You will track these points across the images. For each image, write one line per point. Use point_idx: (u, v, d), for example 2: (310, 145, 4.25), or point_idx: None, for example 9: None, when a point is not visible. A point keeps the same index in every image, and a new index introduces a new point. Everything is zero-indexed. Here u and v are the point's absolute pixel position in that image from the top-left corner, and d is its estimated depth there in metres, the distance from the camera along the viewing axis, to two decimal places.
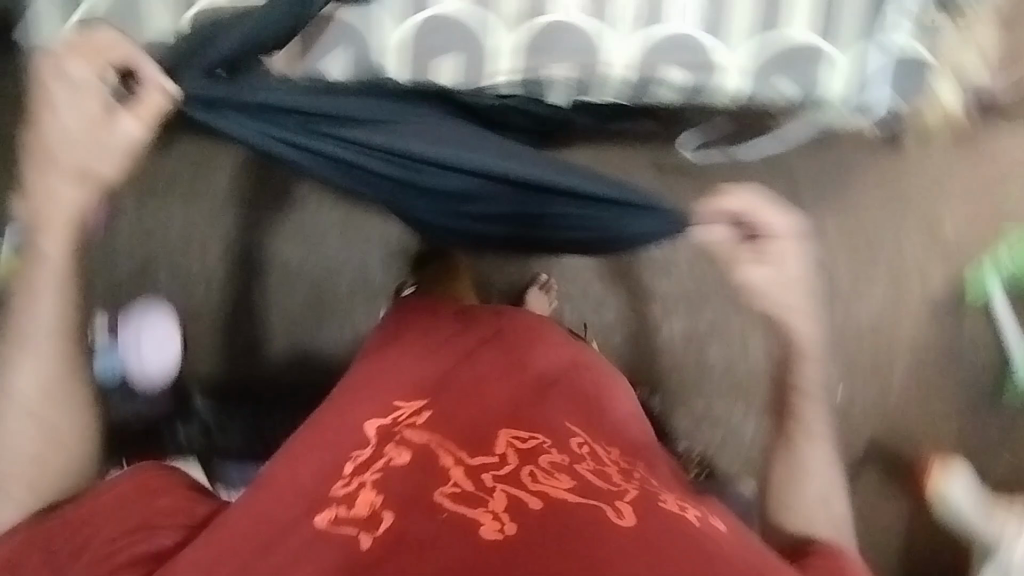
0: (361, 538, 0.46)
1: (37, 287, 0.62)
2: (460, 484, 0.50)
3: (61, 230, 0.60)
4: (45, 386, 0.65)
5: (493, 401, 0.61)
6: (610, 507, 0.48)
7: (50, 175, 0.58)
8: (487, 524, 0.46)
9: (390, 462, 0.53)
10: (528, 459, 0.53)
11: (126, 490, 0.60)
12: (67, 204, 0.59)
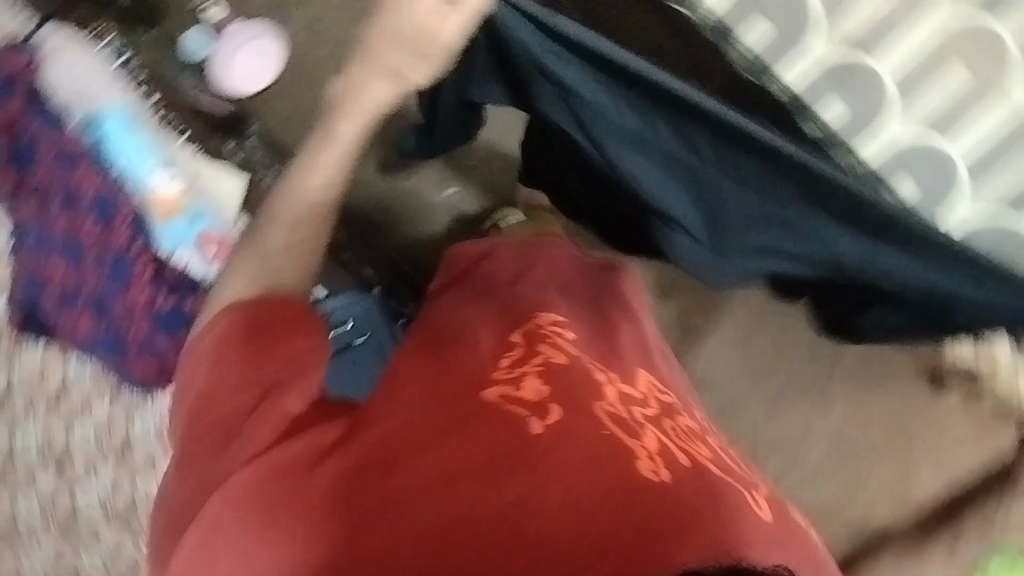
0: (532, 421, 0.46)
1: (330, 140, 0.61)
2: (616, 408, 0.51)
3: (362, 118, 0.61)
4: (289, 238, 0.61)
5: (625, 347, 0.66)
6: (751, 494, 0.49)
7: (369, 71, 0.59)
8: (643, 460, 0.45)
9: (548, 360, 0.55)
10: (667, 411, 0.56)
11: (263, 317, 0.54)
12: (376, 101, 0.60)
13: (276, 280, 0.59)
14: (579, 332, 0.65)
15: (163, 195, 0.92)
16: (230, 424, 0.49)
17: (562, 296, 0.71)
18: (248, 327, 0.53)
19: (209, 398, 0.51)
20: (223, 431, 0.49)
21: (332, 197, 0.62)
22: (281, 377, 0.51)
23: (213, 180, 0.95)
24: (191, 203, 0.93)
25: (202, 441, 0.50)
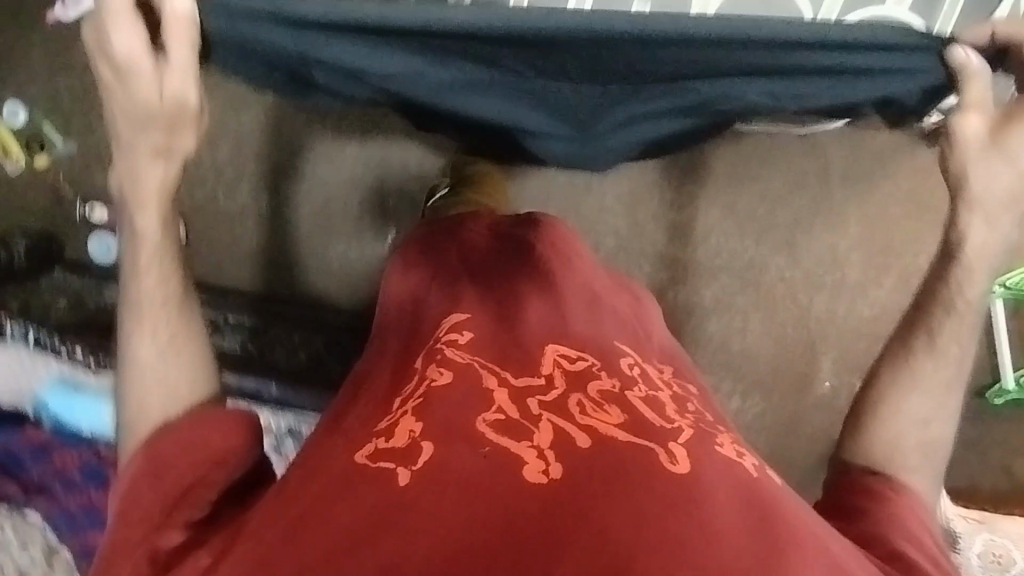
0: (400, 472, 0.47)
1: (140, 264, 0.65)
2: (505, 411, 0.52)
3: (153, 206, 0.64)
4: (160, 350, 0.66)
5: (535, 321, 0.65)
6: (662, 450, 0.50)
7: (135, 160, 0.62)
8: (531, 462, 0.47)
9: (433, 384, 0.57)
10: (575, 383, 0.56)
11: (180, 433, 0.60)
12: (154, 180, 0.63)
13: (164, 382, 0.65)
14: (485, 324, 0.65)
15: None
16: (152, 505, 0.56)
17: (470, 287, 0.71)
18: (163, 437, 0.60)
19: (131, 498, 0.57)
20: (141, 524, 0.56)
21: (175, 292, 0.67)
22: (203, 467, 0.59)
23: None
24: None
25: (120, 542, 0.55)
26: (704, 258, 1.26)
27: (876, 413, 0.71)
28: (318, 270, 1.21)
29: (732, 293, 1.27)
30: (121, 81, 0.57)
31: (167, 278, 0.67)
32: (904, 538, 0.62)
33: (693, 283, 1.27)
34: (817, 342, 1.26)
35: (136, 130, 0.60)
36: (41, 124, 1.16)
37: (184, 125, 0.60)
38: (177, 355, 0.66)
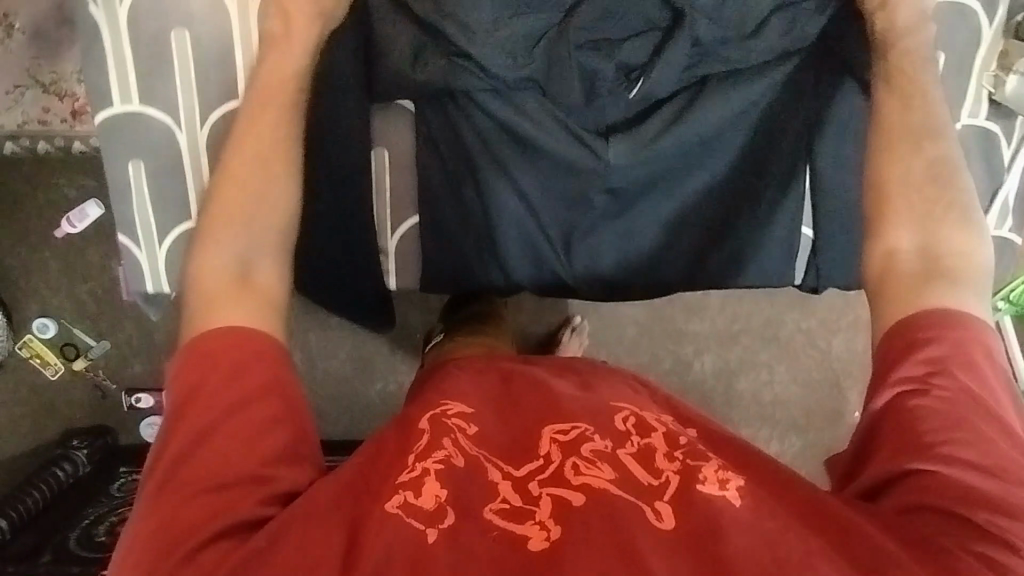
0: (428, 532, 0.48)
1: (218, 236, 0.62)
2: (510, 499, 0.51)
3: (279, 115, 0.70)
4: (231, 256, 0.61)
5: (535, 395, 0.62)
6: (649, 509, 0.50)
7: (272, 97, 0.71)
8: (535, 536, 0.48)
9: (450, 458, 0.53)
10: (571, 450, 0.54)
11: (251, 405, 0.54)
12: (272, 125, 0.69)
13: (242, 260, 0.61)
14: (481, 405, 0.60)
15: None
16: (200, 469, 0.52)
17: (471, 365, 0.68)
18: (231, 377, 0.55)
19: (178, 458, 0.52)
20: (188, 484, 0.51)
21: (274, 141, 0.68)
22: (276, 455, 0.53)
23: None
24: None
25: (158, 512, 0.50)
26: (713, 321, 1.27)
27: (921, 211, 0.63)
28: (338, 407, 1.23)
29: (755, 351, 1.27)
30: (287, 38, 0.76)
31: (257, 167, 0.66)
32: (958, 370, 0.55)
33: (707, 346, 1.27)
34: (841, 377, 1.27)
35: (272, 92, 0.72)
36: (71, 330, 1.26)
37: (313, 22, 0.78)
38: (283, 212, 0.66)
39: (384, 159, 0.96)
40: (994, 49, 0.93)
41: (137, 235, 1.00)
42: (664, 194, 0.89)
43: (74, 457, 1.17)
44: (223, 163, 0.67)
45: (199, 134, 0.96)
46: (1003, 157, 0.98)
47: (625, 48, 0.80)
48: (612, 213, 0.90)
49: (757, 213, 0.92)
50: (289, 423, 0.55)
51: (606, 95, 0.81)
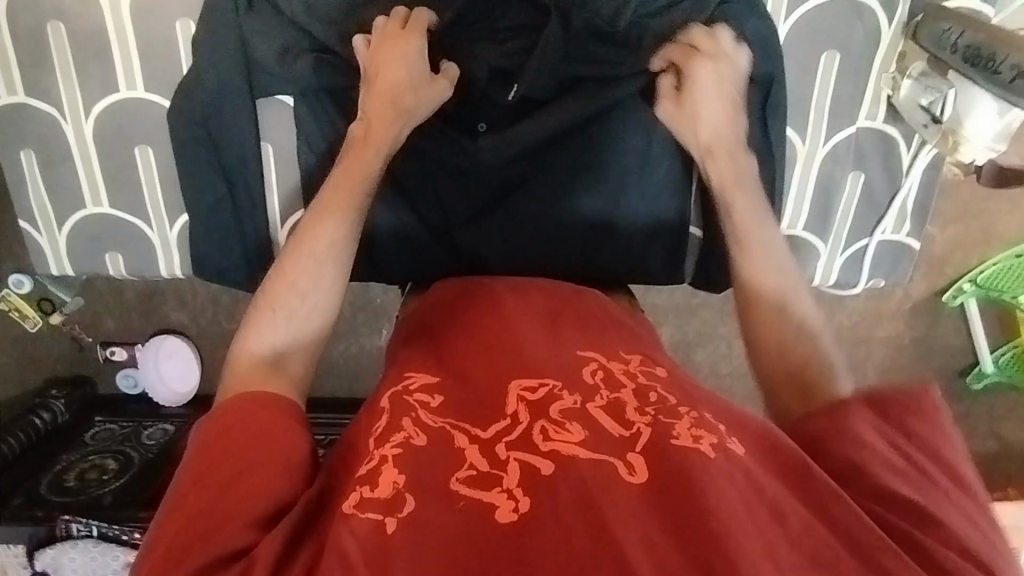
0: (386, 522, 0.51)
1: (273, 315, 0.69)
2: (476, 465, 0.54)
3: (336, 215, 0.74)
4: (274, 334, 0.68)
5: (500, 353, 0.65)
6: (621, 462, 0.53)
7: (346, 194, 0.76)
8: (502, 505, 0.51)
9: (409, 439, 0.57)
10: (538, 412, 0.58)
11: (271, 431, 0.60)
12: (332, 232, 0.74)
13: (277, 353, 0.67)
14: (448, 382, 0.64)
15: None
16: (201, 510, 0.53)
17: (448, 324, 0.72)
18: (248, 414, 0.61)
19: (182, 503, 0.54)
20: (189, 526, 0.52)
21: (334, 237, 0.74)
22: (279, 462, 0.57)
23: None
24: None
25: (160, 555, 0.51)
26: (668, 298, 1.31)
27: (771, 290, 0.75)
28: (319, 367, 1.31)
29: (715, 325, 1.33)
30: (379, 101, 0.79)
31: (319, 273, 0.72)
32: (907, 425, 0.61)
33: (662, 321, 1.32)
34: None
35: (341, 179, 0.77)
36: (46, 284, 1.30)
37: (399, 112, 0.79)
38: (321, 311, 0.71)
39: (269, 155, 0.95)
40: (891, 51, 0.97)
41: (36, 220, 1.05)
42: (581, 180, 0.90)
43: (53, 406, 1.29)
44: (283, 257, 0.73)
45: (84, 126, 0.99)
46: (901, 161, 1.03)
47: (497, 50, 0.82)
48: (522, 205, 0.90)
49: (646, 194, 0.92)
50: (284, 429, 0.60)
51: (486, 87, 0.84)
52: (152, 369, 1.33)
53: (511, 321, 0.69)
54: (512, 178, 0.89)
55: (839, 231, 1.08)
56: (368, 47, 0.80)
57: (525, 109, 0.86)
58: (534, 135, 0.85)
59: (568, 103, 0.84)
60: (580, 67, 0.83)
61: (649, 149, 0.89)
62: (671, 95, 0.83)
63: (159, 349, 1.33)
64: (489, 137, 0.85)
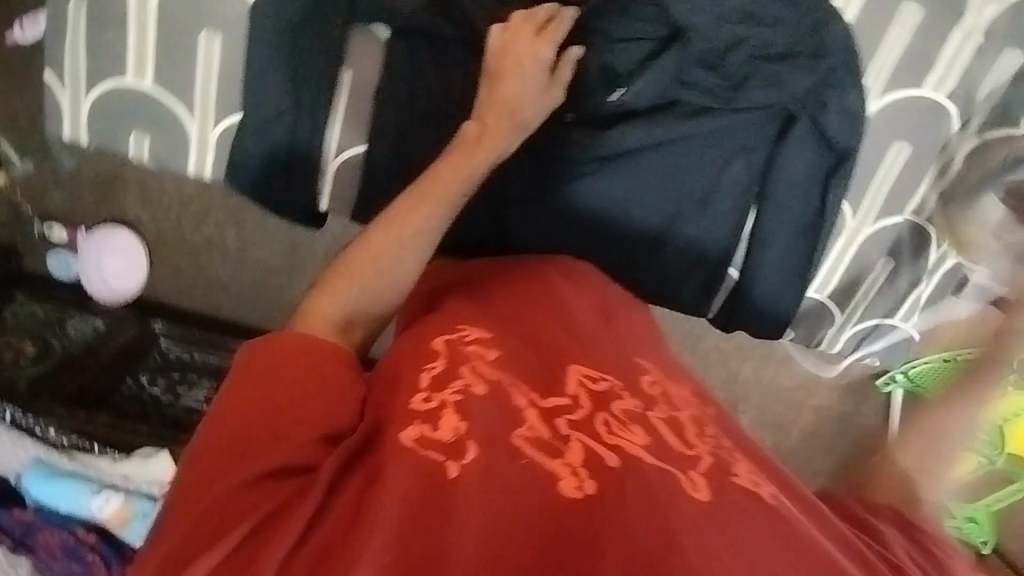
0: (449, 466, 0.51)
1: (350, 288, 0.68)
2: (537, 430, 0.57)
3: (429, 203, 0.71)
4: (343, 309, 0.66)
5: (562, 344, 0.67)
6: (684, 477, 0.55)
7: (440, 180, 0.73)
8: (567, 480, 0.53)
9: (469, 388, 0.58)
10: (600, 404, 0.61)
11: (318, 363, 0.59)
12: (425, 221, 0.71)
13: (346, 319, 0.66)
14: (503, 341, 0.66)
15: (108, 515, 0.94)
16: (264, 421, 0.55)
17: (497, 286, 0.74)
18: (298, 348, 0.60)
19: (245, 405, 0.56)
20: (253, 432, 0.54)
21: (423, 226, 0.71)
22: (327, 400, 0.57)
23: (138, 472, 0.98)
24: (137, 505, 0.95)
25: (220, 451, 0.54)
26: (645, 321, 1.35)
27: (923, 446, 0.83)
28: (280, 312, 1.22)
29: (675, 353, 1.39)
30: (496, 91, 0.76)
31: (400, 260, 0.70)
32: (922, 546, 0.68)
33: None
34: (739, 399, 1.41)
35: (438, 168, 0.74)
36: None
37: (508, 114, 0.75)
38: (395, 287, 0.69)
39: (346, 84, 0.88)
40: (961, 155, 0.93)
41: (62, 75, 0.95)
42: (653, 190, 0.86)
43: None
44: (372, 230, 0.71)
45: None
46: (928, 259, 1.00)
47: (614, 49, 0.80)
48: (588, 204, 0.88)
49: (701, 223, 0.88)
50: (333, 367, 0.60)
51: (588, 88, 0.82)
52: (92, 259, 1.23)
53: (571, 313, 0.72)
54: (579, 169, 0.86)
55: (856, 305, 1.06)
56: (500, 33, 0.76)
57: (622, 116, 0.84)
58: (625, 139, 0.83)
59: (664, 124, 0.82)
60: (682, 93, 0.81)
61: (738, 182, 0.85)
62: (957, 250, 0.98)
63: (106, 240, 1.24)
64: (583, 128, 0.84)
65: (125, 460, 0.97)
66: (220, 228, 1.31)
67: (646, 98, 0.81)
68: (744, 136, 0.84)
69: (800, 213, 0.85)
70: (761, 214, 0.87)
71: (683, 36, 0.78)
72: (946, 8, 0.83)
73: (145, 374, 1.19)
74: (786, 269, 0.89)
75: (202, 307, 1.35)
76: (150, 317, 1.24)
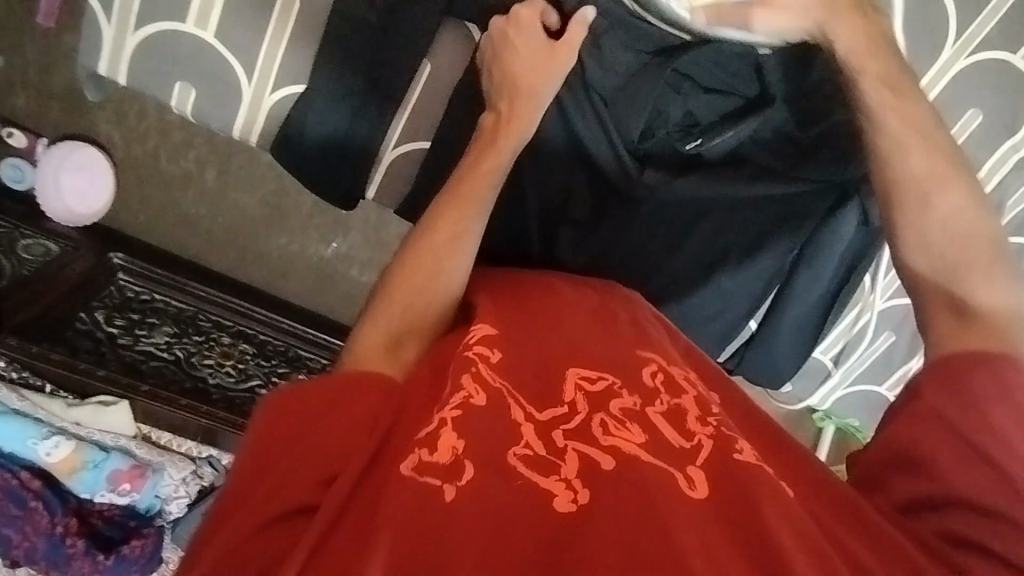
0: (445, 489, 0.49)
1: (391, 305, 0.65)
2: (532, 447, 0.54)
3: (466, 203, 0.69)
4: (388, 328, 0.63)
5: (557, 341, 0.65)
6: (682, 475, 0.55)
7: (477, 178, 0.70)
8: (561, 494, 0.52)
9: (469, 399, 0.55)
10: (596, 405, 0.59)
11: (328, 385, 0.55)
12: (471, 224, 0.69)
13: (396, 336, 0.63)
14: (508, 341, 0.63)
15: (55, 461, 0.90)
16: (270, 465, 0.51)
17: (512, 288, 0.72)
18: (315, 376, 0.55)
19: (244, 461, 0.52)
20: (259, 479, 0.51)
21: (461, 219, 0.69)
22: (345, 429, 0.53)
23: (92, 419, 0.93)
24: (88, 454, 0.92)
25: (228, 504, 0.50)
26: None
27: None
28: None
29: None
30: (507, 67, 0.72)
31: (448, 258, 0.68)
32: None
33: None
34: None
35: (470, 166, 0.71)
36: None
37: (521, 90, 0.71)
38: (446, 294, 0.67)
39: (424, 75, 0.78)
40: None
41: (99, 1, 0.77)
42: (700, 242, 0.84)
43: None
44: (407, 244, 0.69)
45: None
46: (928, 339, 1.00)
47: (699, 99, 0.76)
48: (630, 243, 0.83)
49: (735, 280, 0.85)
50: (335, 381, 0.55)
51: (661, 136, 0.78)
52: (51, 174, 1.12)
53: (582, 313, 0.69)
54: (637, 205, 0.81)
55: (851, 373, 1.01)
56: (500, 20, 0.72)
57: (695, 161, 0.80)
58: (690, 185, 0.79)
59: (730, 177, 0.79)
60: (756, 159, 0.80)
61: (777, 247, 0.85)
62: (948, 309, 0.62)
63: (67, 156, 1.12)
64: (657, 171, 0.79)
65: (80, 407, 0.92)
66: (202, 163, 1.23)
67: (723, 142, 0.77)
68: (797, 201, 0.83)
69: (825, 285, 0.87)
70: (792, 277, 0.87)
71: (769, 105, 0.76)
72: (999, 123, 0.89)
73: (101, 310, 1.11)
74: (797, 339, 0.92)
75: (166, 245, 1.27)
76: (109, 248, 1.14)
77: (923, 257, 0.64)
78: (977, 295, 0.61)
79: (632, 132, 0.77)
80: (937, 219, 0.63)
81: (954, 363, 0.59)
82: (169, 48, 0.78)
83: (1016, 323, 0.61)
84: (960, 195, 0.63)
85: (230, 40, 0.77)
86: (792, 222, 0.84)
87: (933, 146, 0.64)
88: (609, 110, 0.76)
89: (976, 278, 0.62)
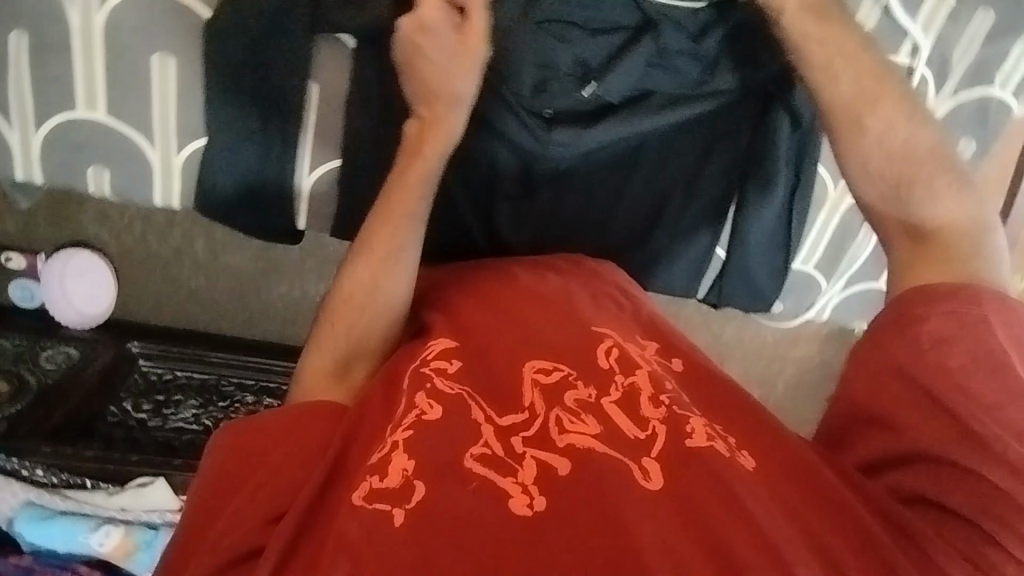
0: (395, 513, 0.56)
1: (330, 334, 0.71)
2: (490, 445, 0.61)
3: (395, 221, 0.74)
4: (331, 354, 0.70)
5: (515, 343, 0.71)
6: (637, 466, 0.60)
7: (404, 199, 0.74)
8: (517, 498, 0.57)
9: (421, 417, 0.63)
10: (551, 400, 0.65)
11: (279, 421, 0.63)
12: (403, 239, 0.74)
13: (343, 359, 0.71)
14: (467, 360, 0.70)
15: (110, 549, 0.95)
16: (232, 499, 0.58)
17: (473, 301, 0.77)
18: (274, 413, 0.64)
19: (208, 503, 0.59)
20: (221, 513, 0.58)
21: (387, 241, 0.73)
22: (301, 461, 0.61)
23: (135, 502, 0.98)
24: (138, 536, 0.96)
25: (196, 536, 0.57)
26: None
27: None
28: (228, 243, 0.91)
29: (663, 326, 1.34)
30: (427, 74, 0.72)
31: (377, 279, 0.73)
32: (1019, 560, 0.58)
33: None
34: (727, 358, 1.38)
35: (398, 192, 0.74)
36: None
37: (445, 98, 0.73)
38: (392, 303, 0.73)
39: (314, 96, 0.84)
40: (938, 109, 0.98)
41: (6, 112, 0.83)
42: (640, 182, 0.87)
43: None
44: (351, 261, 0.74)
45: (95, 16, 0.79)
46: None
47: (589, 42, 0.75)
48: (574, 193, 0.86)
49: (684, 212, 0.89)
50: (289, 419, 0.63)
51: (557, 87, 0.77)
52: (57, 287, 1.18)
53: (537, 306, 0.75)
54: (564, 168, 0.84)
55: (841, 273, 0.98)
56: (406, 26, 0.71)
57: (603, 108, 0.80)
58: (603, 133, 0.79)
59: (639, 114, 0.79)
60: (661, 76, 0.78)
61: (719, 162, 0.86)
62: (905, 234, 0.70)
63: (65, 266, 1.18)
64: (565, 126, 0.79)
65: (120, 494, 0.97)
66: (188, 237, 1.26)
67: (620, 90, 0.77)
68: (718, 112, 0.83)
69: (781, 202, 0.86)
70: (745, 197, 0.86)
71: (654, 28, 0.74)
72: None
73: (128, 399, 1.16)
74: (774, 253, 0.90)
75: (176, 323, 1.31)
76: (126, 338, 1.21)
77: (873, 188, 0.72)
78: (929, 213, 0.69)
79: (522, 83, 0.77)
80: (873, 142, 0.71)
81: (917, 293, 0.66)
82: (74, 137, 0.85)
83: (971, 233, 0.68)
84: (893, 116, 0.71)
85: (125, 115, 0.84)
86: (722, 140, 0.85)
87: (863, 71, 0.72)
88: (495, 76, 0.77)
89: (922, 198, 0.69)
